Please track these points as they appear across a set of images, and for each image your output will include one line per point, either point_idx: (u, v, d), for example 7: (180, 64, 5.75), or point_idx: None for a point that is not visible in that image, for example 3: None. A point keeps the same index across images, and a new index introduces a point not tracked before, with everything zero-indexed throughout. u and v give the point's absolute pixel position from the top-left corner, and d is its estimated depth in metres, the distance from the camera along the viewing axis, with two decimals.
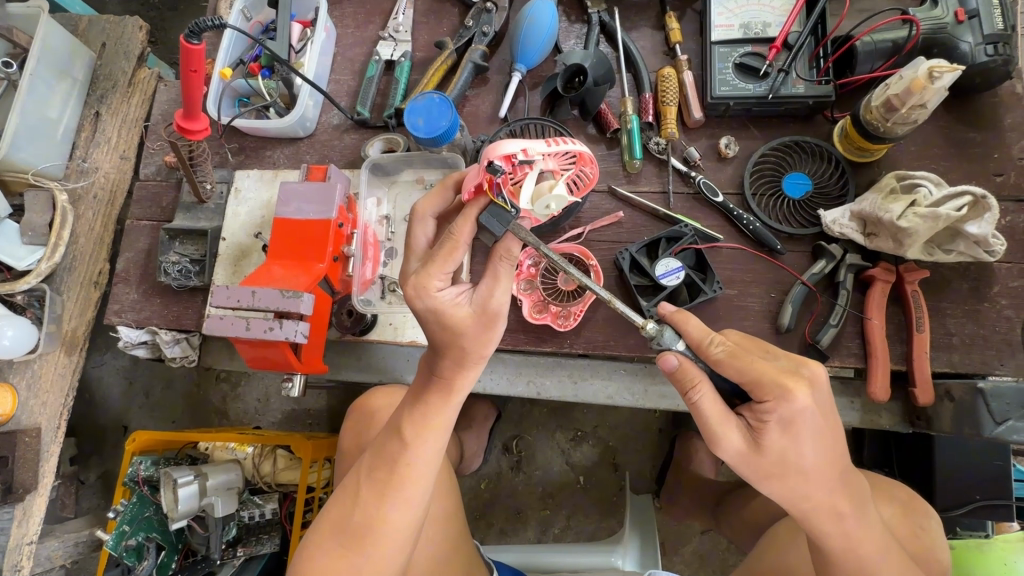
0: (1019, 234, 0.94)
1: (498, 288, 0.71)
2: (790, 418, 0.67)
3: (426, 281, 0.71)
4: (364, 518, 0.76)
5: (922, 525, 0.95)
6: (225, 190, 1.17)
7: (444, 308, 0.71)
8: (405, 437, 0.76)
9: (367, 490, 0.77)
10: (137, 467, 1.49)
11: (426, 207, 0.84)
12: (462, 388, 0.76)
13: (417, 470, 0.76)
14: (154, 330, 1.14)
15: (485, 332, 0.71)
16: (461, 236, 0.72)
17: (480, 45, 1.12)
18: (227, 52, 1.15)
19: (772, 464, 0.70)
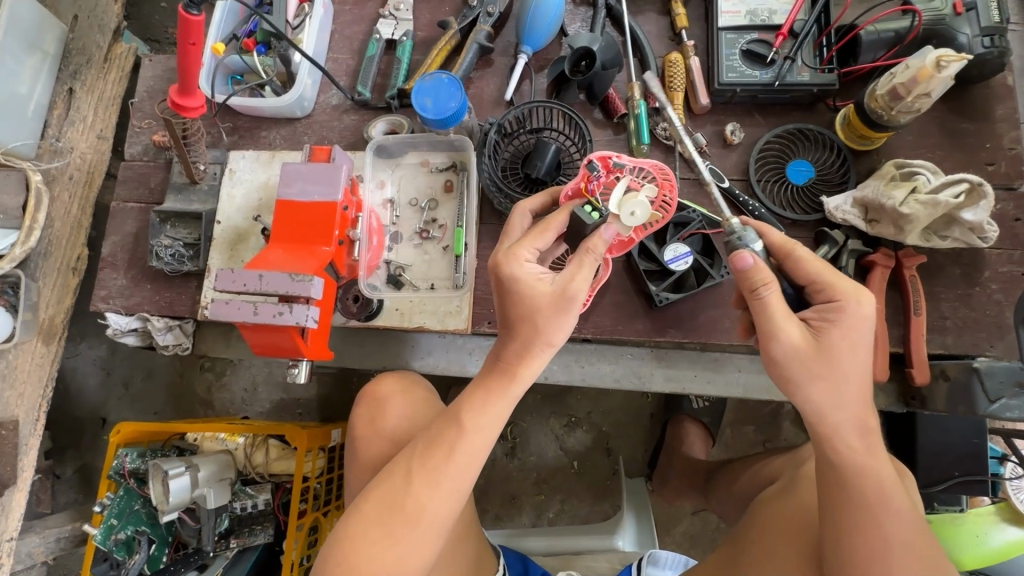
0: (1009, 221, 0.98)
1: (581, 271, 0.71)
2: (858, 319, 0.70)
3: (515, 251, 0.74)
4: (415, 505, 0.71)
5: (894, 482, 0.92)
6: (218, 171, 1.13)
7: (527, 282, 0.72)
8: (463, 422, 0.73)
9: (421, 477, 0.72)
10: (122, 460, 1.43)
11: (527, 203, 0.84)
12: (526, 376, 0.74)
13: (471, 459, 0.72)
14: (145, 316, 1.10)
15: (562, 316, 0.71)
16: (553, 219, 0.75)
17: (484, 26, 1.10)
18: (219, 27, 1.09)
19: (825, 366, 0.70)
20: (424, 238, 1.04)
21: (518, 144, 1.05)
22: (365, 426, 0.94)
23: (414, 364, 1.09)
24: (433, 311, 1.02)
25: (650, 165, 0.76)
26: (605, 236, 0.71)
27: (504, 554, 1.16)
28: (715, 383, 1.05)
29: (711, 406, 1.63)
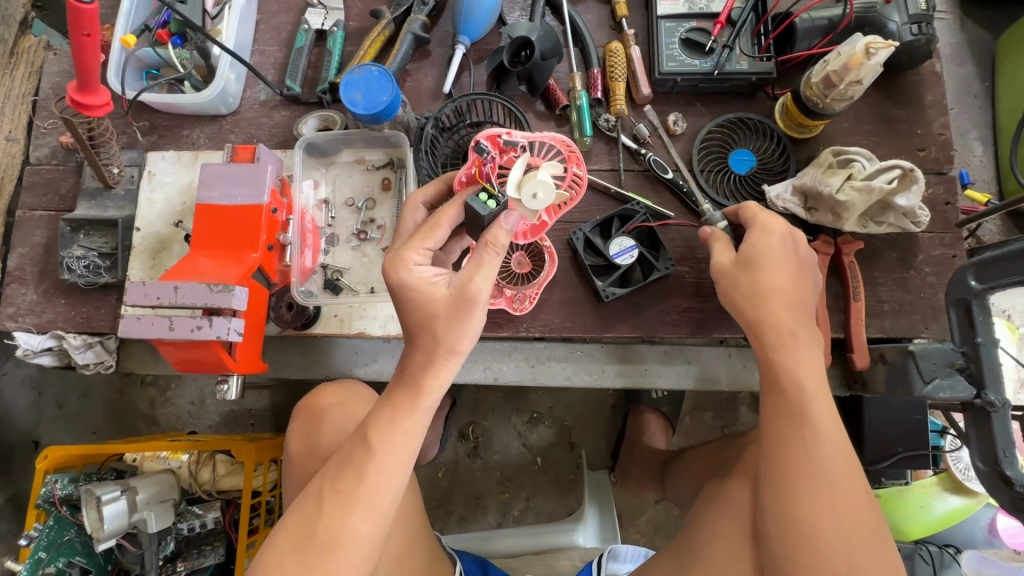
0: (939, 205, 1.00)
1: (479, 272, 0.68)
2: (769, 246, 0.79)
3: (404, 255, 0.71)
4: (328, 531, 0.68)
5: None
6: (136, 173, 1.04)
7: (420, 285, 0.70)
8: (371, 442, 0.69)
9: (331, 502, 0.69)
10: (52, 486, 1.35)
11: (418, 195, 0.80)
12: (432, 388, 0.70)
13: (383, 480, 0.69)
14: (59, 334, 1.01)
15: (460, 320, 0.68)
16: (444, 214, 0.72)
17: (419, 15, 1.05)
18: (128, 17, 1.01)
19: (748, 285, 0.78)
20: (362, 239, 1.00)
21: (458, 139, 1.01)
22: (301, 444, 0.90)
23: (359, 372, 1.05)
24: (374, 316, 0.97)
25: (548, 139, 0.76)
26: (507, 225, 0.68)
27: (463, 560, 1.13)
28: (666, 375, 1.05)
29: (670, 396, 1.65)
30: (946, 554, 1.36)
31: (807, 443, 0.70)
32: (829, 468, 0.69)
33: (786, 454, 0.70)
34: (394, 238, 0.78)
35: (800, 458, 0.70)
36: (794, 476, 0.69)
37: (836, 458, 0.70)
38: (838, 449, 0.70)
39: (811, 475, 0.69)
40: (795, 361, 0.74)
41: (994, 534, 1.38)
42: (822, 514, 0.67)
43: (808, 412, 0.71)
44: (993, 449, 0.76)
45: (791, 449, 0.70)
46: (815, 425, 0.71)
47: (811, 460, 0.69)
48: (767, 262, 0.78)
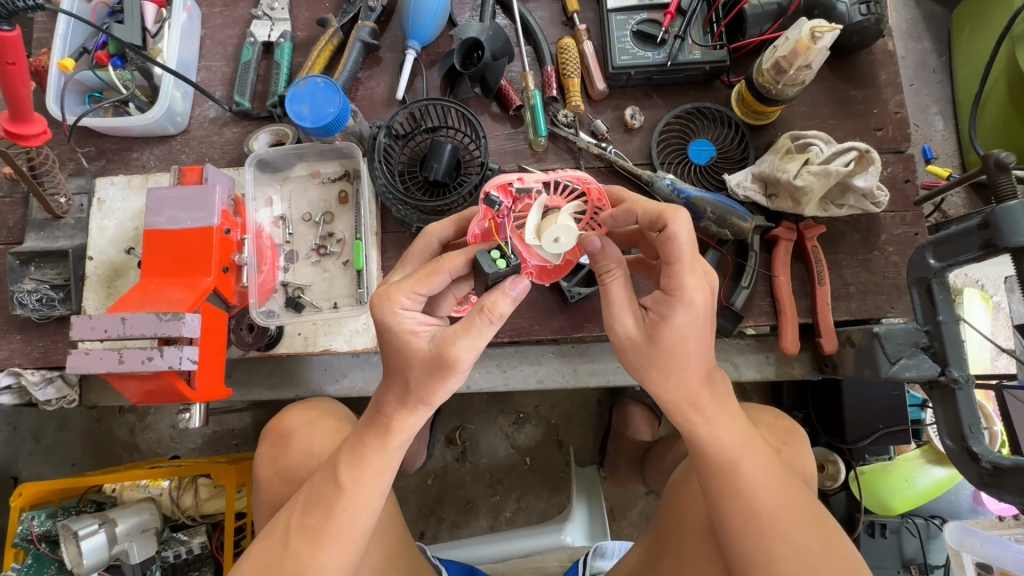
0: (899, 183, 1.00)
1: (463, 336, 0.60)
2: (692, 314, 0.64)
3: (393, 296, 0.65)
4: (296, 567, 0.67)
5: (787, 441, 0.94)
6: (85, 201, 1.02)
7: (401, 333, 0.64)
8: (342, 480, 0.67)
9: (299, 538, 0.68)
10: (29, 523, 1.31)
11: (435, 229, 0.77)
12: (401, 430, 0.67)
13: (355, 517, 0.68)
14: (16, 371, 0.97)
15: (433, 377, 0.62)
16: (447, 262, 0.65)
17: (367, 21, 1.03)
18: (64, 41, 0.98)
19: (659, 360, 0.66)
20: (322, 254, 0.98)
21: (414, 146, 0.99)
22: (267, 467, 0.88)
23: (329, 388, 1.03)
24: (338, 332, 0.96)
25: (563, 176, 0.71)
26: (510, 293, 0.62)
27: (450, 569, 1.13)
28: None
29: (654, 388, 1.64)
30: (932, 525, 1.36)
31: (736, 481, 0.70)
32: (764, 497, 0.70)
33: (719, 499, 0.71)
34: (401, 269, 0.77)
35: (736, 502, 0.70)
36: (731, 520, 0.71)
37: (766, 484, 0.70)
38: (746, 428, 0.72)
39: (750, 518, 0.70)
40: (710, 415, 0.70)
41: (979, 503, 1.38)
42: (771, 548, 0.69)
43: (734, 449, 0.71)
44: (959, 427, 0.77)
45: (724, 494, 0.71)
46: (737, 458, 0.71)
47: (747, 502, 0.70)
48: (677, 329, 0.64)
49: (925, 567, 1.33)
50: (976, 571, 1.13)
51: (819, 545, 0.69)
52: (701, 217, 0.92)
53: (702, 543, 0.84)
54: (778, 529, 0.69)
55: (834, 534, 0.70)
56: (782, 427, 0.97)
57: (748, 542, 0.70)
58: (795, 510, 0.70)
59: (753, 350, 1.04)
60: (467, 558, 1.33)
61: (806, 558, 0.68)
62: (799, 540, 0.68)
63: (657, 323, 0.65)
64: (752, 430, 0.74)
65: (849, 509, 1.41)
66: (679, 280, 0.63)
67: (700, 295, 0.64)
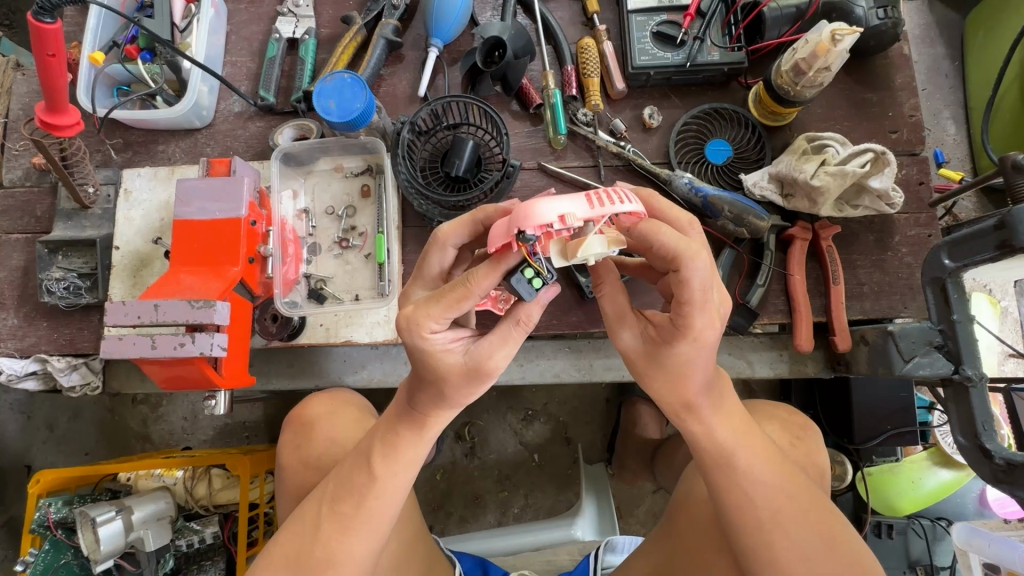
0: (914, 185, 1.02)
1: (499, 349, 0.62)
2: (696, 346, 0.64)
3: (421, 320, 0.61)
4: (323, 553, 0.68)
5: (801, 436, 0.96)
6: (112, 192, 1.03)
7: (433, 353, 0.62)
8: (375, 469, 0.69)
9: (330, 524, 0.69)
10: (46, 510, 1.33)
11: (447, 235, 0.70)
12: (436, 424, 0.68)
13: (384, 507, 0.70)
14: (43, 358, 0.99)
15: (471, 385, 0.64)
16: (480, 288, 0.59)
17: (390, 19, 1.04)
18: (96, 35, 1.00)
19: (657, 372, 0.68)
20: (345, 247, 0.99)
21: (436, 142, 1.00)
22: (291, 455, 0.90)
23: (349, 380, 1.04)
24: (360, 324, 0.97)
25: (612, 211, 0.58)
26: (541, 300, 0.62)
27: (462, 561, 1.14)
28: None
29: None
30: (938, 527, 1.37)
31: (733, 477, 0.72)
32: (763, 493, 0.71)
33: (721, 495, 0.73)
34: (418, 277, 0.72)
35: (740, 497, 0.71)
36: (733, 515, 0.72)
37: (764, 479, 0.72)
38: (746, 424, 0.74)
39: (750, 513, 0.71)
40: (711, 412, 0.72)
41: (985, 505, 1.39)
42: (774, 543, 0.70)
43: (729, 445, 0.72)
44: (972, 423, 0.79)
45: (724, 489, 0.72)
46: (735, 454, 0.72)
47: (745, 497, 0.71)
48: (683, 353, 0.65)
49: (931, 568, 1.34)
50: (983, 571, 1.15)
51: (825, 539, 0.70)
52: (719, 215, 0.94)
53: (711, 538, 0.86)
54: (778, 523, 0.70)
55: (835, 525, 0.72)
56: (796, 423, 0.98)
57: (750, 537, 0.71)
58: (794, 505, 0.71)
59: (766, 347, 1.06)
60: (476, 551, 1.34)
61: (807, 552, 0.69)
62: (798, 535, 0.70)
63: (661, 344, 0.66)
64: (751, 428, 0.75)
65: (855, 509, 1.43)
66: (688, 318, 0.62)
67: (709, 328, 0.63)
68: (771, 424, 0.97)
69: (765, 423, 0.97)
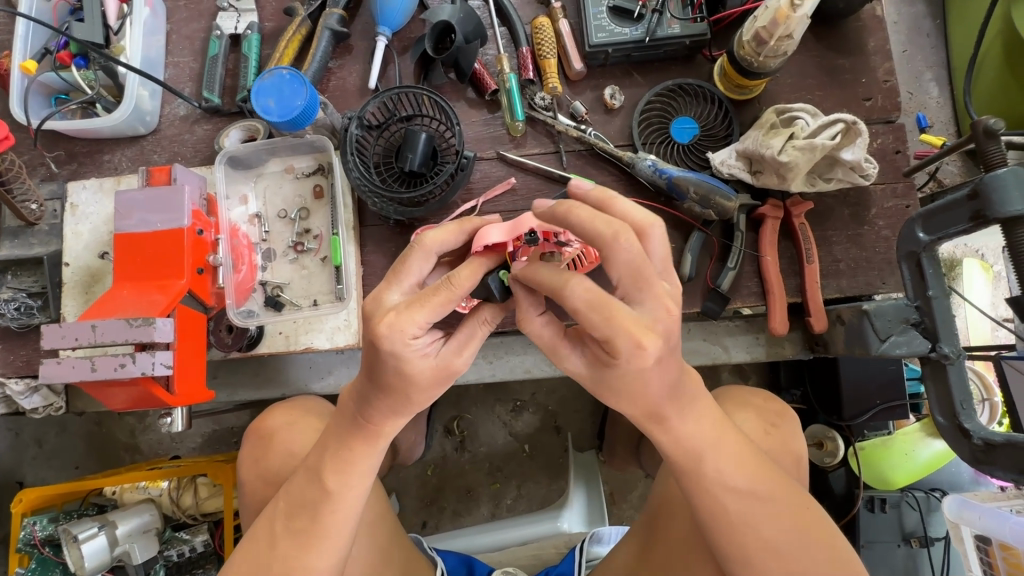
0: (889, 154, 0.97)
1: (468, 348, 0.61)
2: (634, 371, 0.59)
3: (402, 325, 0.56)
4: (282, 567, 0.67)
5: (776, 424, 0.93)
6: (59, 207, 1.00)
7: (408, 362, 0.58)
8: (328, 485, 0.66)
9: (286, 542, 0.67)
10: (31, 528, 1.32)
11: (433, 241, 0.64)
12: (391, 432, 0.66)
13: (342, 521, 0.67)
14: (1, 381, 0.97)
15: (436, 388, 0.61)
16: (465, 289, 0.58)
17: (334, 8, 0.99)
18: (25, 43, 0.96)
19: (617, 390, 0.62)
20: (299, 251, 0.96)
21: (388, 137, 0.96)
22: (251, 467, 0.88)
23: (315, 386, 1.02)
24: (320, 329, 0.94)
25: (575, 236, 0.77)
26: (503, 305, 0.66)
27: (445, 559, 1.13)
28: None
29: None
30: (933, 498, 1.34)
31: (707, 484, 0.68)
32: (737, 497, 0.68)
33: (695, 500, 0.70)
34: (388, 284, 0.62)
35: (712, 503, 0.69)
36: (706, 520, 0.70)
37: (737, 482, 0.68)
38: (718, 430, 0.69)
39: (721, 516, 0.69)
40: (682, 419, 0.67)
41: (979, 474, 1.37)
42: (749, 543, 0.68)
43: (703, 451, 0.68)
44: (950, 402, 0.75)
45: (695, 494, 0.69)
46: (706, 459, 0.68)
47: (719, 503, 0.68)
48: (638, 371, 0.59)
49: (925, 540, 1.31)
50: (974, 543, 1.12)
51: (799, 536, 0.68)
52: (685, 198, 0.90)
53: (690, 532, 0.84)
54: (750, 525, 0.68)
55: (810, 518, 0.70)
56: (772, 410, 0.96)
57: (724, 538, 0.69)
58: (767, 503, 0.69)
59: (742, 331, 1.03)
60: (465, 547, 1.33)
61: (781, 547, 0.68)
62: (773, 532, 0.68)
63: (603, 365, 0.61)
64: (725, 426, 0.70)
65: (847, 486, 1.41)
66: (614, 344, 0.57)
67: (640, 353, 0.57)
68: (744, 413, 0.94)
69: (739, 412, 0.94)
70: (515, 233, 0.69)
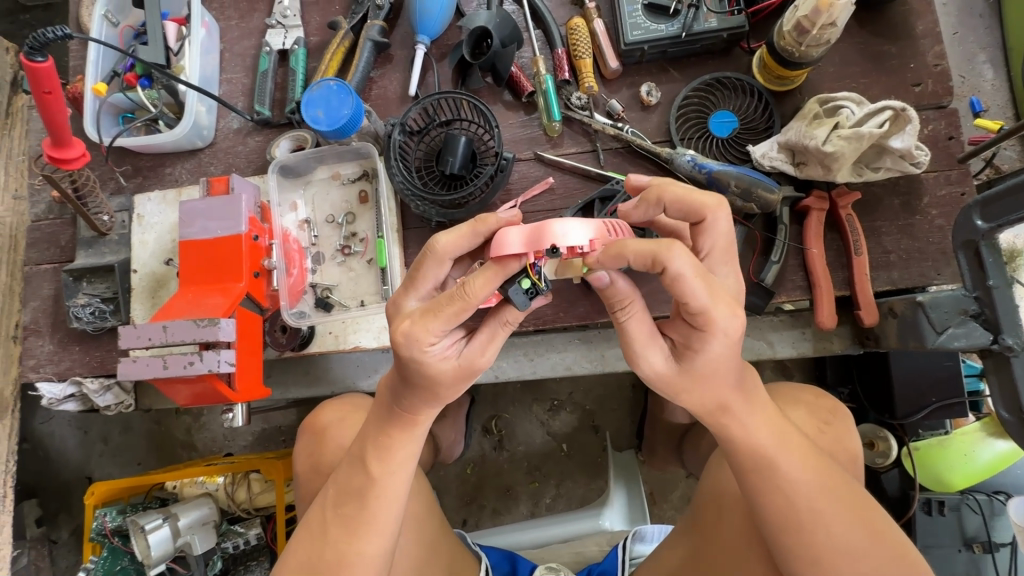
0: (942, 141, 0.94)
1: (491, 346, 0.62)
2: (727, 346, 0.61)
3: (419, 334, 0.58)
4: (335, 554, 0.69)
5: (829, 421, 0.91)
6: (127, 218, 1.07)
7: (429, 365, 0.60)
8: (371, 470, 0.69)
9: (337, 527, 0.71)
10: (102, 519, 1.41)
11: (445, 248, 0.65)
12: (425, 420, 0.68)
13: (388, 505, 0.70)
14: (78, 380, 1.05)
15: (462, 385, 0.63)
16: (474, 294, 0.57)
17: (376, 20, 1.03)
18: (96, 66, 1.03)
19: (692, 385, 0.64)
20: (347, 254, 1.00)
21: (429, 141, 0.98)
22: (306, 460, 0.92)
23: (363, 384, 1.06)
24: (366, 329, 0.98)
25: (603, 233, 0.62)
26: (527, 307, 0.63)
27: (490, 555, 1.14)
28: None
29: None
30: (996, 501, 1.28)
31: (773, 479, 0.67)
32: (802, 491, 0.67)
33: (756, 495, 0.69)
34: (409, 290, 0.67)
35: (776, 498, 0.67)
36: (771, 515, 0.68)
37: (804, 477, 0.68)
38: (780, 423, 0.69)
39: (788, 512, 0.67)
40: (747, 410, 0.67)
41: None
42: (817, 542, 0.66)
43: (765, 444, 0.68)
44: (1014, 396, 0.73)
45: (760, 488, 0.68)
46: (772, 452, 0.68)
47: (784, 497, 0.67)
48: (706, 361, 0.62)
49: (990, 545, 1.25)
50: None
51: (866, 533, 0.66)
52: (725, 191, 0.89)
53: (744, 536, 0.82)
54: (817, 521, 0.66)
55: (875, 515, 0.68)
56: (824, 407, 0.94)
57: (791, 537, 0.67)
58: (834, 496, 0.67)
59: (788, 326, 1.01)
60: (506, 545, 1.35)
61: (849, 546, 0.66)
62: (842, 530, 0.66)
63: (689, 355, 0.63)
64: (785, 423, 0.70)
65: (902, 487, 1.35)
66: (709, 314, 0.58)
67: (734, 323, 0.59)
68: (797, 409, 0.92)
69: (790, 409, 0.93)
70: (537, 244, 0.58)
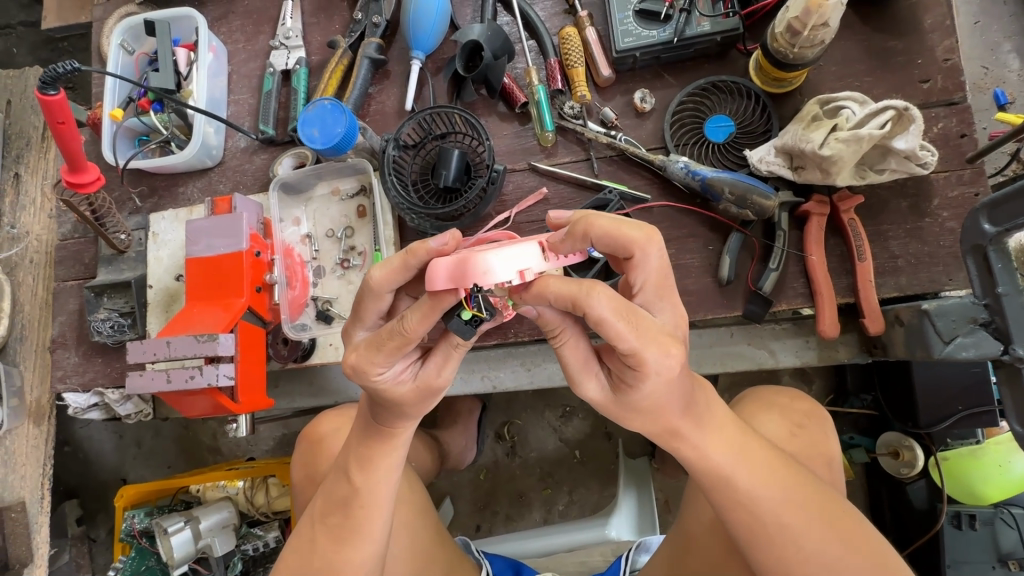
0: (953, 139, 0.89)
1: (447, 368, 0.63)
2: (662, 381, 0.58)
3: (366, 367, 0.60)
4: (324, 562, 0.71)
5: (802, 424, 0.89)
6: (143, 236, 1.12)
7: (387, 390, 0.62)
8: (355, 481, 0.71)
9: (324, 538, 0.72)
10: (132, 521, 1.48)
11: (381, 283, 0.62)
12: (404, 432, 0.69)
13: (375, 513, 0.71)
14: (101, 391, 1.11)
15: (428, 403, 0.65)
16: (414, 333, 0.57)
17: (373, 38, 1.06)
18: (113, 94, 1.09)
19: (635, 409, 0.63)
20: (345, 267, 1.02)
21: (424, 155, 1.00)
22: (302, 470, 0.95)
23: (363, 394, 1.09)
24: None
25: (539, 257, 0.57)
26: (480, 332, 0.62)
27: (494, 563, 1.12)
28: None
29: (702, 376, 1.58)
30: None
31: (736, 496, 0.66)
32: (768, 508, 0.65)
33: (724, 512, 0.67)
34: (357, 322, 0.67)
35: (742, 515, 0.66)
36: (741, 532, 0.67)
37: (769, 494, 0.66)
38: (739, 440, 0.67)
39: (757, 528, 0.66)
40: (702, 429, 0.65)
41: None
42: (790, 557, 0.65)
43: (726, 463, 0.65)
44: None
45: (725, 507, 0.67)
46: (731, 471, 0.65)
47: (751, 514, 0.65)
48: (646, 390, 0.59)
49: None
50: None
51: (841, 545, 0.65)
52: (720, 198, 0.88)
53: (725, 547, 0.81)
54: (788, 535, 0.65)
55: (848, 523, 0.66)
56: (798, 410, 0.92)
57: (764, 554, 0.66)
58: (804, 511, 0.66)
59: (791, 334, 0.98)
60: (512, 552, 1.35)
61: (824, 559, 0.64)
62: (814, 544, 0.64)
63: (624, 389, 0.61)
64: (744, 435, 0.68)
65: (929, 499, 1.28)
66: (640, 356, 0.55)
67: (667, 362, 0.57)
68: (770, 414, 0.91)
69: (762, 414, 0.91)
70: (464, 280, 0.54)
